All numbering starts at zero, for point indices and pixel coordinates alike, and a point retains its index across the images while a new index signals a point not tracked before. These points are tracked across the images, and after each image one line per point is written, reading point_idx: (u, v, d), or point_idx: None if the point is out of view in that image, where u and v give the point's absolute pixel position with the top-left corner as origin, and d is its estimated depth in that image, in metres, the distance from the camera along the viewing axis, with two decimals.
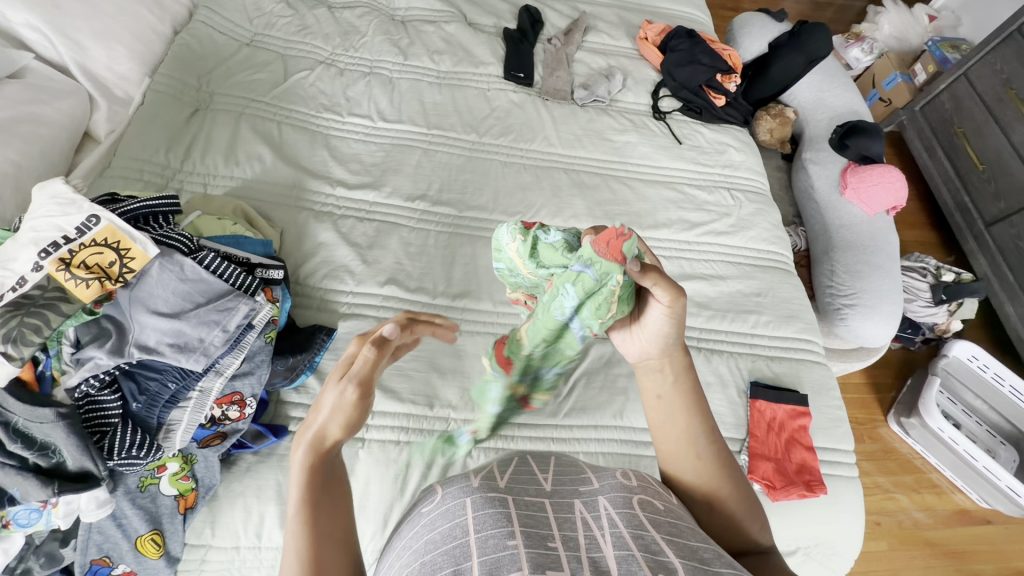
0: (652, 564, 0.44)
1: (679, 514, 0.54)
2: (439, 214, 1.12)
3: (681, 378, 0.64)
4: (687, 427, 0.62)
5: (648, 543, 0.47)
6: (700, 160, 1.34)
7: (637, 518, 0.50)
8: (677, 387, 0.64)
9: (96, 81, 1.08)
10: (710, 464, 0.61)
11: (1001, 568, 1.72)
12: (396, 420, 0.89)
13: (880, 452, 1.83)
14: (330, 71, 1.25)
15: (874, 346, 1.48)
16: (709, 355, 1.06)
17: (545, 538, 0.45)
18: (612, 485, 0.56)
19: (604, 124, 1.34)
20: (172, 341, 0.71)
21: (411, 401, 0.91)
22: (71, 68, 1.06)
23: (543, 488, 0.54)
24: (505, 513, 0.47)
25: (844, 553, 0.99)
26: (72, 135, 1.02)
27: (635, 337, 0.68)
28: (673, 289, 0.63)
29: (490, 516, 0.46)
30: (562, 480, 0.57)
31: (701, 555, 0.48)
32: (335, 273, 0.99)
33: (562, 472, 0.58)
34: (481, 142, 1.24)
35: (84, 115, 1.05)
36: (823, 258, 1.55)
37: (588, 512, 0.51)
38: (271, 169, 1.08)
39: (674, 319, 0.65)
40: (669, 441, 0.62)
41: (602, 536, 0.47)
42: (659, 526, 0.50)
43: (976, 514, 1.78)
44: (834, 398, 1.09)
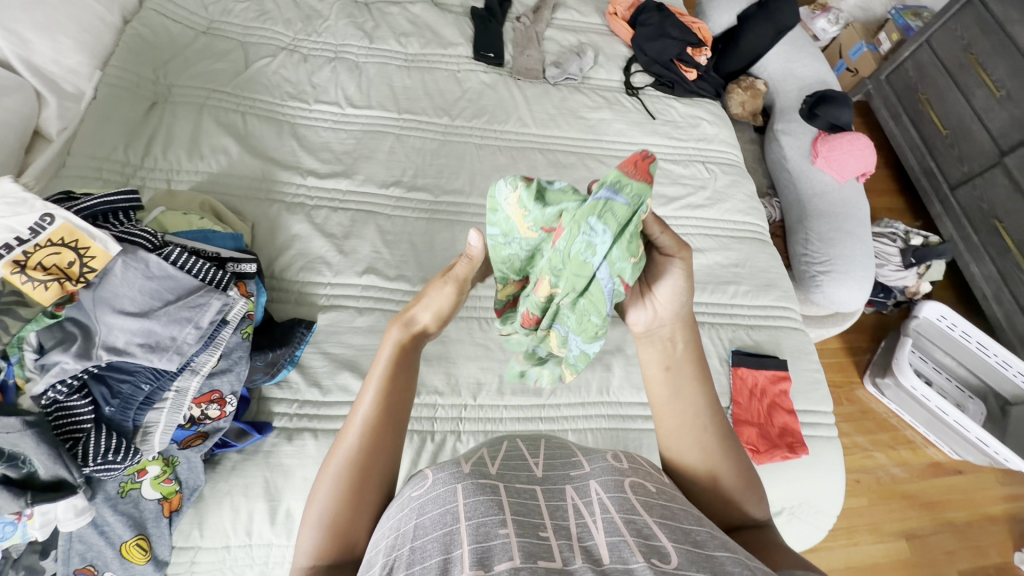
0: (643, 547, 0.44)
1: (672, 497, 0.53)
2: (415, 200, 1.10)
3: (686, 349, 0.64)
4: (692, 397, 0.62)
5: (641, 528, 0.47)
6: (674, 135, 1.34)
7: (629, 501, 0.50)
8: (682, 356, 0.64)
9: (43, 77, 1.02)
10: (712, 436, 0.61)
11: (973, 515, 1.81)
12: None
13: (857, 413, 1.90)
14: (293, 57, 1.20)
15: (849, 311, 1.52)
16: None
17: (537, 527, 0.46)
18: (603, 468, 0.56)
19: (577, 102, 1.33)
20: (142, 341, 0.69)
21: None
22: (14, 63, 0.99)
23: (534, 473, 0.54)
24: (497, 500, 0.48)
25: (827, 510, 1.03)
26: (21, 134, 0.97)
27: (648, 305, 0.66)
28: (679, 243, 0.63)
29: (482, 503, 0.47)
30: (553, 464, 0.57)
31: (695, 537, 0.47)
32: (311, 265, 0.97)
33: (553, 455, 0.58)
34: (454, 125, 1.22)
35: (33, 112, 0.99)
36: (798, 227, 1.58)
37: (580, 498, 0.51)
38: (238, 161, 1.04)
39: (687, 287, 0.64)
40: (674, 409, 0.62)
41: (593, 523, 0.47)
42: (652, 509, 0.49)
43: (948, 466, 1.86)
44: (812, 362, 1.12)
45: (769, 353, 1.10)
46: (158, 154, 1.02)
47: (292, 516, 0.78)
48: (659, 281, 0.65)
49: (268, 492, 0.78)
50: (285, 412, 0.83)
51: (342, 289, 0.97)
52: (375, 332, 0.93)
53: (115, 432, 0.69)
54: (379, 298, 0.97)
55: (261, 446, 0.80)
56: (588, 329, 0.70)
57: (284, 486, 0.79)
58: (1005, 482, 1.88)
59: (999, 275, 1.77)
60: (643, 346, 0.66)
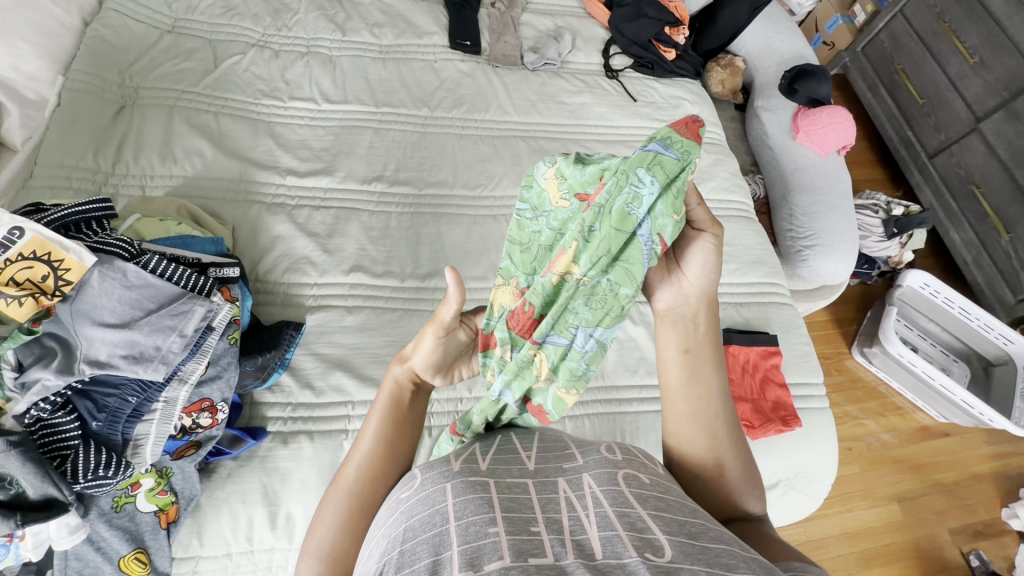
0: (637, 543, 0.44)
1: (667, 488, 0.54)
2: (398, 195, 1.08)
3: (707, 333, 0.63)
4: (705, 383, 0.62)
5: (634, 521, 0.47)
6: (655, 116, 1.33)
7: (622, 494, 0.51)
8: (702, 341, 0.63)
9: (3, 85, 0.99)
10: (723, 425, 0.63)
11: (961, 475, 1.86)
12: None
13: (846, 383, 1.93)
14: (264, 53, 1.17)
15: (835, 283, 1.54)
16: None
17: (528, 523, 0.46)
18: (598, 460, 0.57)
19: (557, 87, 1.31)
20: (126, 353, 0.67)
21: None
22: None
23: (526, 467, 0.56)
24: (487, 498, 0.48)
25: (822, 479, 1.05)
26: None
27: (675, 283, 0.63)
28: (713, 221, 0.62)
29: (470, 503, 0.48)
30: (546, 458, 0.58)
31: (689, 529, 0.48)
32: (296, 266, 0.96)
33: (546, 449, 0.60)
34: (434, 116, 1.20)
35: None
36: (782, 203, 1.59)
37: (572, 491, 0.52)
38: (213, 163, 1.02)
39: (714, 271, 0.62)
40: (688, 392, 0.62)
41: (587, 517, 0.48)
42: (645, 502, 0.50)
43: (936, 429, 1.91)
44: (801, 336, 1.13)
45: (759, 328, 1.11)
46: (129, 160, 0.99)
47: (292, 519, 0.78)
48: (687, 256, 0.63)
49: (266, 496, 0.77)
50: (279, 415, 0.83)
51: (330, 288, 0.95)
52: (365, 330, 0.92)
53: (105, 446, 0.68)
54: (369, 295, 0.96)
55: (256, 452, 0.79)
56: (606, 311, 0.62)
57: (282, 490, 0.78)
58: (990, 442, 1.94)
59: (978, 240, 1.81)
60: (663, 324, 0.64)
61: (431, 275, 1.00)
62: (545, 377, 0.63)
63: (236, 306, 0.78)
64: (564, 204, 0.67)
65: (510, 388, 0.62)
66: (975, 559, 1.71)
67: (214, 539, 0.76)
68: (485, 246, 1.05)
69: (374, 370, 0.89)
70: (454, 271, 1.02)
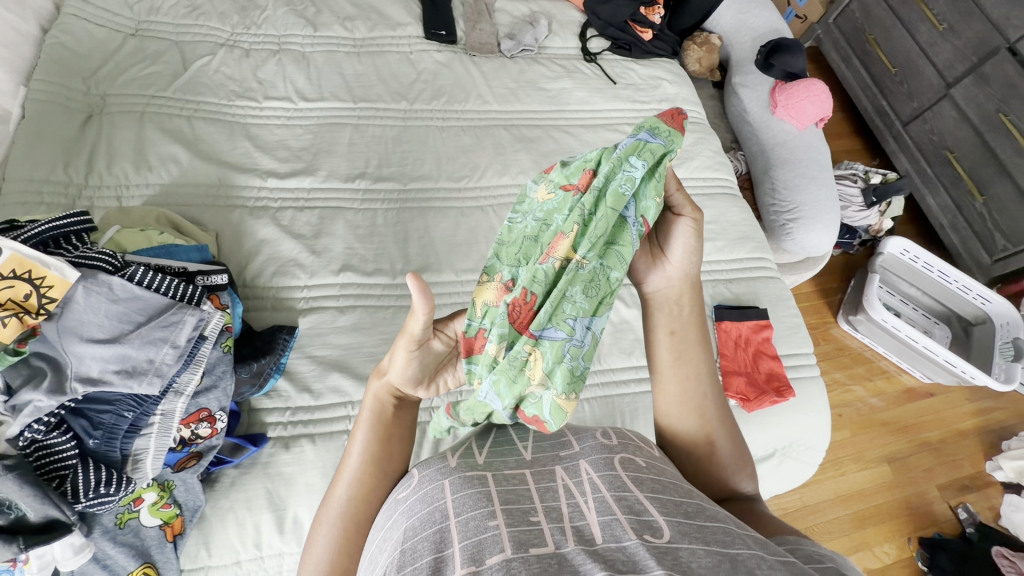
0: (635, 526, 0.45)
1: (661, 470, 0.56)
2: (383, 191, 1.07)
3: (691, 315, 0.65)
4: (695, 362, 0.64)
5: (632, 504, 0.49)
6: (636, 98, 1.33)
7: (618, 479, 0.52)
8: (688, 323, 0.65)
9: None
10: (714, 406, 0.64)
11: (946, 432, 1.92)
12: None
13: (833, 351, 1.98)
14: (234, 53, 1.14)
15: (818, 255, 1.56)
16: None
17: (527, 514, 0.47)
18: (593, 446, 0.58)
19: (536, 73, 1.30)
20: (118, 367, 0.66)
21: None
22: None
23: (523, 458, 0.56)
24: (484, 492, 0.49)
25: (817, 446, 1.07)
26: None
27: (659, 266, 0.66)
28: (692, 206, 0.66)
29: (469, 498, 0.49)
30: (543, 448, 0.59)
31: (685, 509, 0.49)
32: (284, 269, 0.94)
33: (543, 438, 0.60)
34: (413, 109, 1.18)
35: None
36: (764, 178, 1.61)
37: (570, 478, 0.53)
38: (190, 169, 0.99)
39: (696, 253, 0.65)
40: (678, 371, 0.64)
41: (584, 503, 0.49)
42: (642, 484, 0.51)
43: (921, 389, 1.97)
44: (789, 308, 1.15)
45: (749, 304, 1.13)
46: (102, 171, 0.96)
47: (300, 522, 0.78)
48: (670, 240, 0.66)
49: (272, 502, 0.77)
50: (278, 421, 0.82)
51: (321, 289, 0.94)
52: (359, 329, 0.91)
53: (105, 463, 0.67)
54: (360, 295, 0.95)
55: (258, 458, 0.78)
56: (599, 298, 0.62)
57: (287, 494, 0.78)
58: (972, 399, 2.00)
59: (953, 204, 1.85)
60: (650, 307, 0.66)
61: (421, 270, 1.00)
62: (538, 380, 0.59)
63: (226, 314, 0.77)
64: (553, 199, 0.69)
65: (499, 390, 0.59)
66: (963, 511, 1.78)
67: (220, 549, 0.75)
68: (474, 238, 1.05)
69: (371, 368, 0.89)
70: (444, 265, 1.01)
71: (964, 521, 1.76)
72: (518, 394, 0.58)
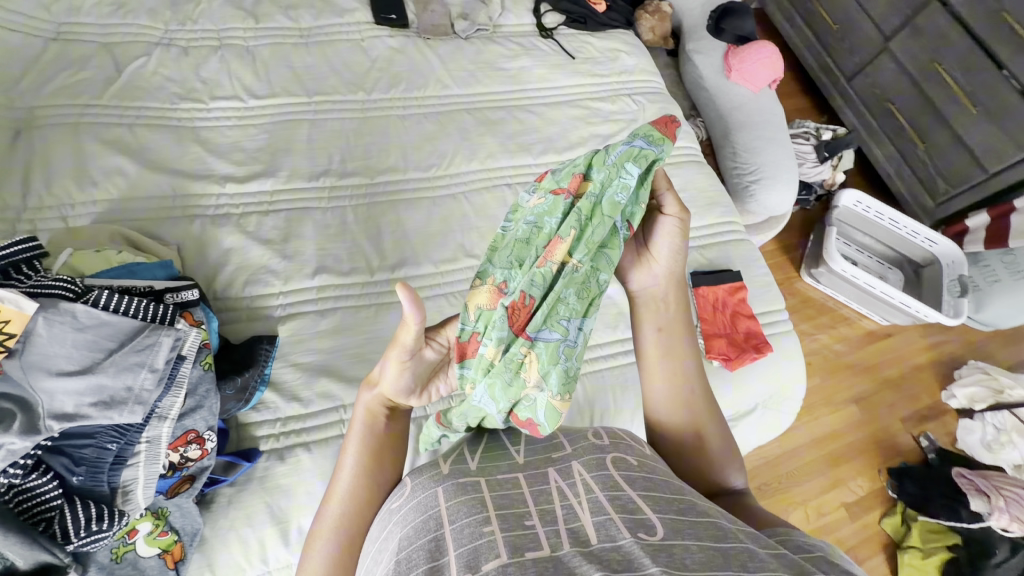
0: (630, 525, 0.48)
1: (653, 467, 0.57)
2: (350, 187, 1.04)
3: (675, 314, 0.67)
4: (681, 359, 0.66)
5: (625, 503, 0.51)
6: (595, 72, 1.33)
7: (611, 479, 0.54)
8: (672, 320, 0.67)
9: None
10: (703, 400, 0.66)
11: (905, 369, 2.06)
12: None
13: (799, 304, 2.07)
14: (172, 53, 1.07)
15: (780, 214, 1.61)
16: None
17: (521, 518, 0.49)
18: (586, 447, 0.60)
19: (494, 53, 1.28)
20: (94, 399, 0.62)
21: None
22: None
23: (516, 461, 0.58)
24: (478, 499, 0.51)
25: (795, 396, 1.13)
26: None
27: (643, 267, 0.68)
28: (679, 206, 0.67)
29: (463, 506, 0.50)
30: (534, 450, 0.61)
31: (679, 506, 0.52)
32: (256, 277, 0.91)
33: (535, 441, 0.62)
34: (373, 99, 1.15)
35: None
36: (724, 142, 1.64)
37: (563, 480, 0.55)
38: (140, 181, 0.93)
39: (679, 253, 0.68)
40: (665, 368, 0.66)
41: (578, 505, 0.51)
42: (634, 483, 0.53)
43: (880, 332, 2.10)
44: (760, 267, 1.19)
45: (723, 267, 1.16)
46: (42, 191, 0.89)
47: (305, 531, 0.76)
48: (655, 241, 0.68)
49: (274, 514, 0.76)
50: (270, 434, 0.80)
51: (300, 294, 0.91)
52: (344, 331, 0.89)
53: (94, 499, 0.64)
54: (342, 297, 0.93)
55: (255, 473, 0.76)
56: (589, 299, 0.61)
57: (289, 505, 0.76)
58: (926, 335, 2.15)
59: (898, 153, 1.95)
60: (636, 307, 0.69)
61: (399, 265, 0.98)
62: (534, 383, 0.58)
63: (203, 328, 0.74)
64: (542, 202, 0.67)
65: (494, 395, 0.58)
66: (924, 440, 1.92)
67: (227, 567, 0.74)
68: (449, 228, 1.04)
69: (360, 369, 0.87)
70: (422, 257, 1.00)
71: (926, 448, 1.91)
72: (513, 400, 0.58)
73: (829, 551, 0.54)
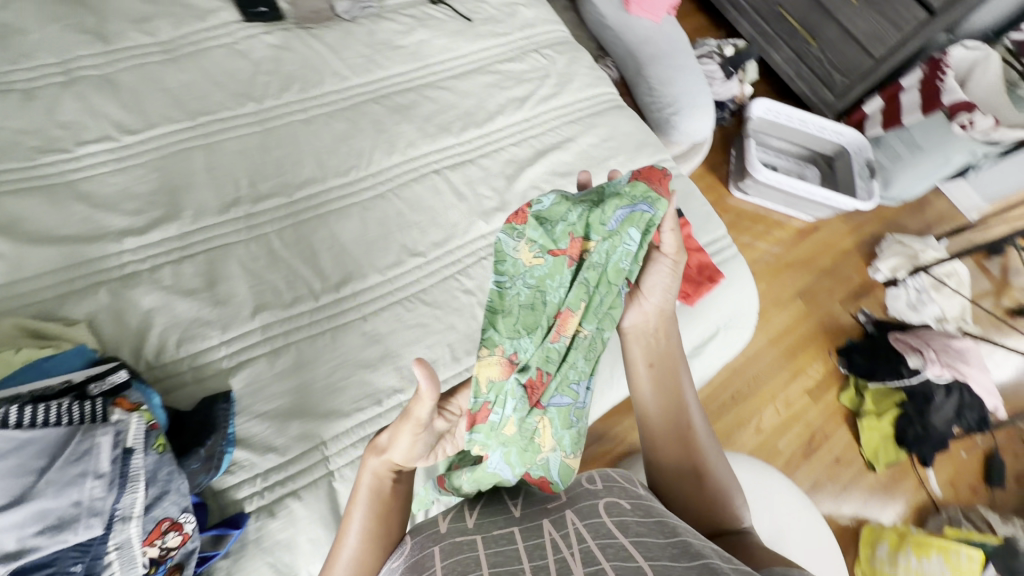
0: (616, 567, 0.56)
1: (646, 508, 0.69)
2: (269, 211, 0.95)
3: (667, 348, 0.80)
4: (676, 387, 0.77)
5: (614, 549, 0.60)
6: (498, 31, 1.26)
7: (604, 529, 0.64)
8: (663, 358, 0.79)
9: None
10: (698, 428, 0.76)
11: (835, 257, 2.24)
12: (352, 434, 0.82)
13: (735, 219, 2.17)
14: (11, 99, 0.91)
15: (702, 140, 1.63)
16: None
17: (511, 567, 0.59)
18: (595, 494, 0.73)
19: (387, 30, 1.18)
20: (40, 526, 0.56)
21: (357, 409, 0.83)
22: None
23: (513, 514, 0.71)
24: (472, 554, 0.61)
25: (752, 313, 1.19)
26: None
27: (637, 307, 0.81)
28: (675, 249, 0.82)
29: (456, 560, 0.61)
30: (535, 509, 0.73)
31: (668, 547, 0.60)
32: (191, 333, 0.83)
33: (540, 501, 0.74)
34: (268, 108, 1.04)
35: None
36: (637, 79, 1.64)
37: (558, 531, 0.65)
38: (19, 258, 0.80)
39: (668, 292, 0.81)
40: (663, 396, 0.77)
41: (570, 555, 0.60)
42: (627, 529, 0.63)
43: (809, 228, 2.25)
44: (698, 199, 1.22)
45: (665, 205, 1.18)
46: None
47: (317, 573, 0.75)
48: (648, 284, 0.81)
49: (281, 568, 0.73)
50: (253, 491, 0.75)
51: (246, 338, 0.85)
52: (303, 365, 0.84)
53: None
54: (291, 330, 0.87)
55: (249, 536, 0.72)
56: (594, 360, 0.76)
57: (295, 554, 0.74)
58: (846, 223, 2.33)
59: (795, 56, 2.03)
60: (631, 341, 0.81)
61: (345, 281, 0.92)
62: (548, 445, 0.72)
63: (143, 410, 0.68)
64: (542, 263, 0.76)
65: (510, 460, 0.70)
66: (862, 316, 2.13)
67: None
68: (387, 230, 0.98)
69: (332, 400, 0.83)
70: (367, 268, 0.94)
71: (865, 322, 2.11)
72: (528, 463, 0.71)
73: None
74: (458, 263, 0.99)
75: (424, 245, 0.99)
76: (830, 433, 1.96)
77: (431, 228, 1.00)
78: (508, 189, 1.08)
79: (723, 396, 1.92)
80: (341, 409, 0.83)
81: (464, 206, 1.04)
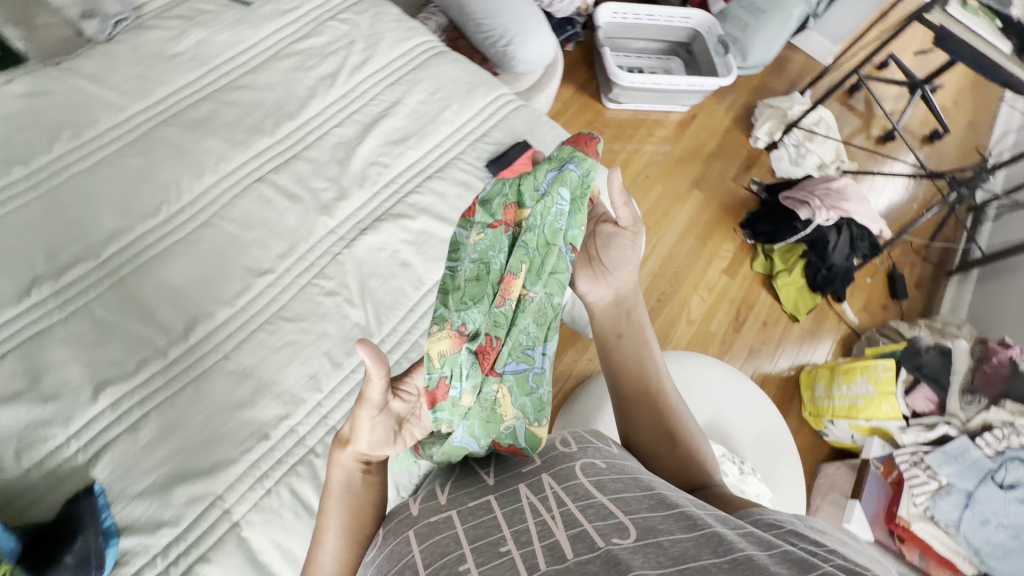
0: (603, 531, 0.51)
1: (620, 465, 0.65)
2: (79, 279, 0.85)
3: (632, 318, 0.82)
4: (642, 357, 0.79)
5: (599, 509, 0.55)
6: (284, 8, 1.15)
7: (582, 489, 0.59)
8: (630, 326, 0.81)
9: None
10: (667, 394, 0.77)
11: (718, 138, 2.32)
12: (247, 478, 0.77)
13: (616, 131, 2.21)
14: None
15: (549, 62, 1.61)
16: (441, 173, 1.06)
17: (496, 547, 0.53)
18: (562, 453, 0.69)
19: (156, 41, 1.04)
20: None
21: (245, 451, 0.78)
22: None
23: (487, 482, 0.66)
24: (454, 540, 0.55)
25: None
26: None
27: (600, 281, 0.83)
28: (631, 221, 0.86)
29: (439, 548, 0.55)
30: (505, 470, 0.68)
31: (652, 502, 0.56)
32: (26, 440, 0.73)
33: (508, 461, 0.69)
34: (41, 167, 0.90)
35: None
36: (462, 19, 1.55)
37: (534, 495, 0.60)
38: None
39: (630, 265, 0.84)
40: (630, 366, 0.79)
41: (551, 520, 0.54)
42: (604, 488, 0.59)
43: (687, 119, 2.32)
44: (546, 125, 1.20)
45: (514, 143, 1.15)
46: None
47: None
48: (609, 257, 0.84)
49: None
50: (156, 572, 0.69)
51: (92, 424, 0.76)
52: (171, 428, 0.78)
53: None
54: (147, 399, 0.79)
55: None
56: (547, 325, 0.74)
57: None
58: (718, 104, 2.39)
59: None
60: (596, 313, 0.84)
61: (192, 326, 0.85)
62: (511, 414, 0.69)
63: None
64: (481, 238, 0.76)
65: (475, 433, 0.67)
66: (755, 186, 2.23)
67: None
68: (225, 257, 0.90)
69: (216, 452, 0.77)
70: (212, 304, 0.87)
71: (758, 191, 2.22)
72: (492, 433, 0.68)
73: (805, 525, 0.56)
74: (312, 268, 0.93)
75: (270, 262, 0.91)
76: (753, 300, 2.10)
77: (272, 241, 0.93)
78: (345, 175, 1.01)
79: (650, 301, 2.00)
80: (228, 457, 0.77)
81: (301, 207, 0.96)
